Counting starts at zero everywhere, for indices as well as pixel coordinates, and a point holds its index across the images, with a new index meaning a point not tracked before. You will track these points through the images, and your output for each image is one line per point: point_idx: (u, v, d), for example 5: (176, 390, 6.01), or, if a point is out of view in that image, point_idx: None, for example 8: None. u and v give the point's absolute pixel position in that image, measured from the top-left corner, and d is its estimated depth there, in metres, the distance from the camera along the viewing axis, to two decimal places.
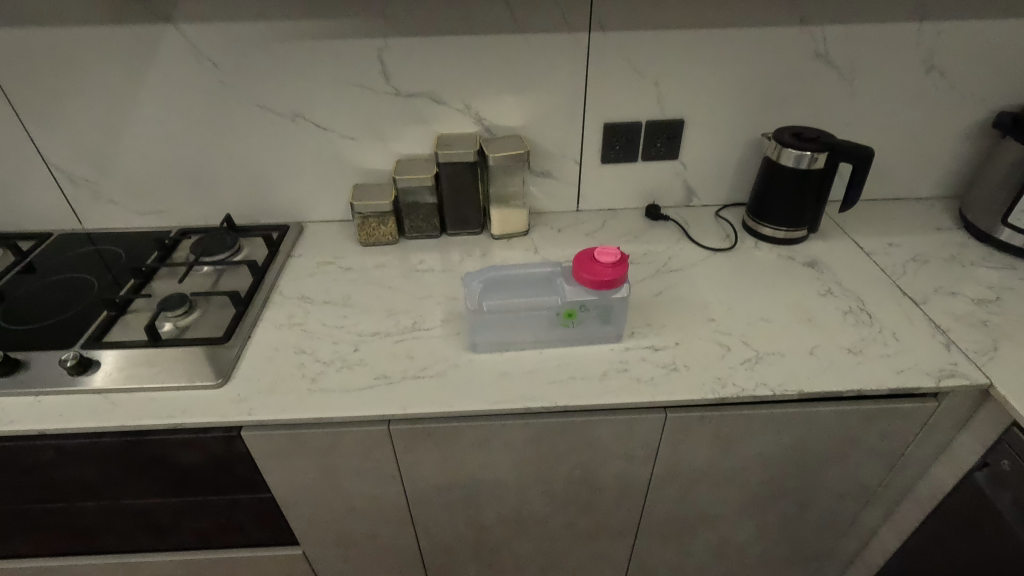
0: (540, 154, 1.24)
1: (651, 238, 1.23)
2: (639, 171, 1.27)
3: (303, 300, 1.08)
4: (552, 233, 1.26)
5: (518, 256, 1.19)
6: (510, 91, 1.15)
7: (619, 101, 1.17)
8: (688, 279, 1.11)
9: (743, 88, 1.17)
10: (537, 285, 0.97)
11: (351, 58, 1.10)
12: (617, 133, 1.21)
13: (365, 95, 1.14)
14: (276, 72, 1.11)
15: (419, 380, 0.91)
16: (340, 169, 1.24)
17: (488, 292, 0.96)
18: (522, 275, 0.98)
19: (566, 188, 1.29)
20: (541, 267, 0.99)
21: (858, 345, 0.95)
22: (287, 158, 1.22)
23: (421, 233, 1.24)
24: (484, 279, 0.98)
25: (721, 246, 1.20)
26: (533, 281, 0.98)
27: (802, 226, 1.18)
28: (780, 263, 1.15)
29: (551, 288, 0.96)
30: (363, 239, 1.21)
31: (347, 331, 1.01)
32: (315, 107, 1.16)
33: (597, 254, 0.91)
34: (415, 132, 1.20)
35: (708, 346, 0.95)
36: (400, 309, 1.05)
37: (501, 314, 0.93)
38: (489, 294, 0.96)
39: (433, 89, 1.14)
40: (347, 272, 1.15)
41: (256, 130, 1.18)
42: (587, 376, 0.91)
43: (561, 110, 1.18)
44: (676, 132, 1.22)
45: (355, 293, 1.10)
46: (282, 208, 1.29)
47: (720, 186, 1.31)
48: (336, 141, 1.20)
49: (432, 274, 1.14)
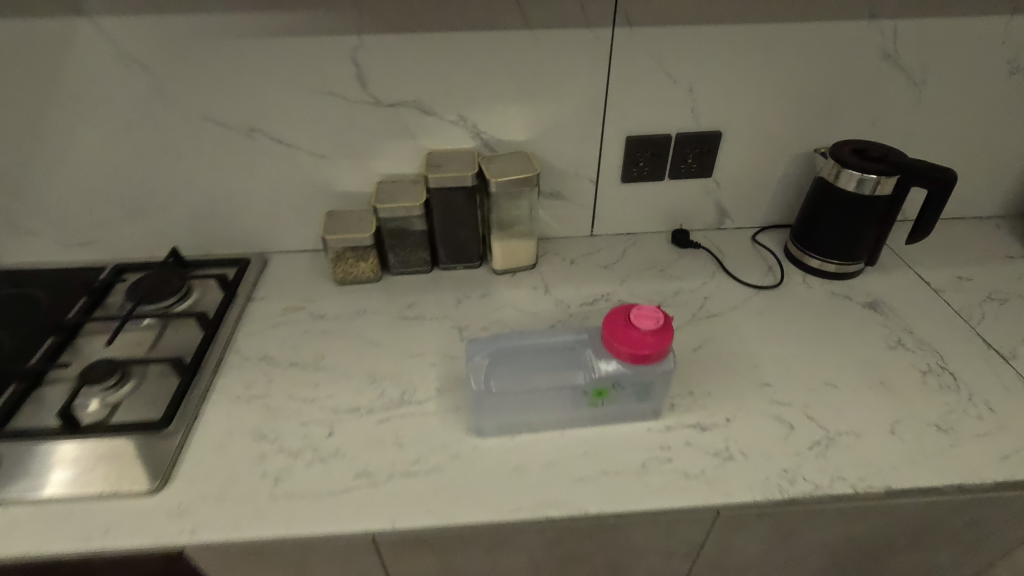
0: (550, 173, 1.04)
1: (681, 272, 1.05)
2: (665, 191, 1.08)
3: (264, 363, 0.88)
4: (563, 265, 1.07)
5: (525, 297, 1.00)
6: (514, 98, 0.95)
7: (645, 110, 0.97)
8: (732, 329, 0.93)
9: (793, 95, 0.98)
10: (558, 361, 0.77)
11: (319, 59, 0.88)
12: (643, 147, 1.01)
13: (336, 104, 0.93)
14: (222, 76, 0.89)
15: (411, 479, 0.72)
16: (309, 193, 1.03)
17: (497, 368, 0.77)
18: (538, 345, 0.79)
19: (579, 211, 1.10)
20: (564, 335, 0.79)
21: (946, 421, 0.78)
22: (244, 180, 1.01)
23: (409, 268, 1.04)
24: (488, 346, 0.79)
25: (764, 282, 1.02)
26: (552, 353, 0.78)
27: (858, 260, 1.00)
28: (835, 305, 0.97)
29: (576, 363, 0.76)
30: (340, 277, 1.01)
31: (319, 407, 0.81)
32: (276, 119, 0.94)
33: (633, 317, 0.72)
34: (399, 149, 0.99)
35: (766, 424, 0.78)
36: (386, 373, 0.86)
37: (513, 395, 0.74)
38: (495, 366, 0.77)
39: (420, 97, 0.93)
40: (320, 321, 0.95)
41: (203, 147, 0.96)
42: (622, 471, 0.73)
43: (575, 122, 0.98)
44: (711, 146, 1.02)
45: (330, 351, 0.90)
46: (240, 238, 1.08)
47: (758, 206, 1.12)
48: (303, 160, 0.99)
49: (424, 323, 0.94)
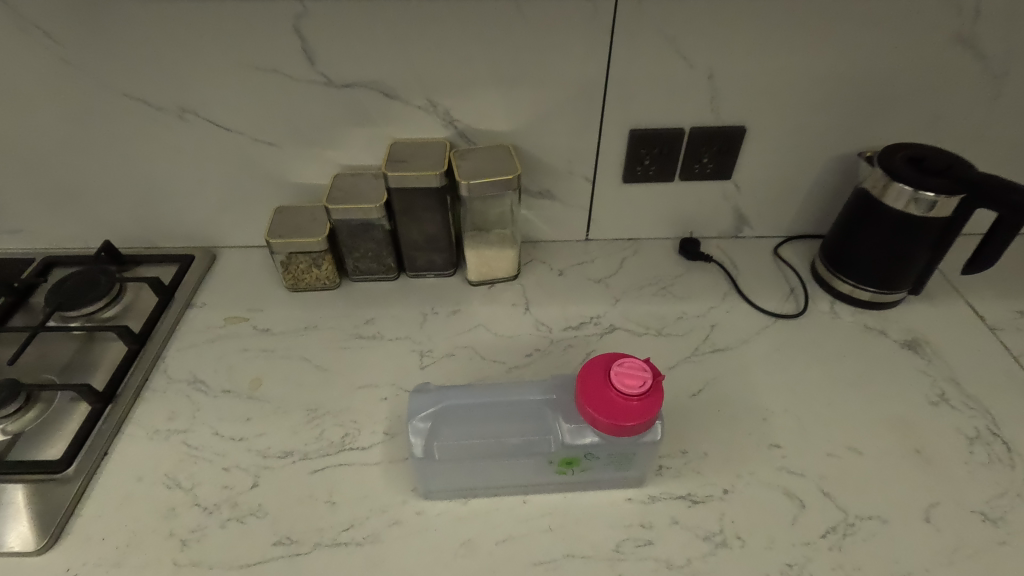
0: (538, 169, 0.88)
1: (686, 291, 0.90)
2: (674, 194, 0.92)
3: (192, 388, 0.76)
4: (550, 277, 0.92)
5: (501, 316, 0.86)
6: (494, 82, 0.78)
7: (653, 99, 0.80)
8: (739, 369, 0.78)
9: (836, 86, 0.80)
10: (519, 422, 0.65)
11: (255, 29, 0.73)
12: (649, 143, 0.84)
13: (281, 85, 0.78)
14: (139, 46, 0.74)
15: (340, 551, 0.61)
16: (257, 185, 0.89)
17: (443, 429, 0.65)
18: (499, 401, 0.67)
19: (572, 213, 0.94)
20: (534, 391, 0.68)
21: (996, 508, 0.64)
22: (180, 169, 0.86)
23: (371, 275, 0.90)
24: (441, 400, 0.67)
25: (784, 309, 0.87)
26: (514, 412, 0.66)
27: (899, 288, 0.84)
28: (867, 342, 0.82)
29: (541, 426, 0.64)
30: (291, 283, 0.88)
31: (246, 449, 0.70)
32: (210, 99, 0.79)
33: (614, 375, 0.58)
34: (359, 137, 0.84)
35: (772, 501, 0.65)
36: (329, 408, 0.74)
37: (462, 461, 0.63)
38: (445, 425, 0.65)
39: (380, 78, 0.77)
40: (263, 336, 0.83)
41: (129, 130, 0.82)
42: (592, 556, 0.60)
43: (568, 111, 0.81)
44: (732, 144, 0.85)
45: (269, 375, 0.78)
46: (183, 232, 0.94)
47: (784, 214, 0.95)
48: (247, 147, 0.84)
49: (381, 346, 0.82)
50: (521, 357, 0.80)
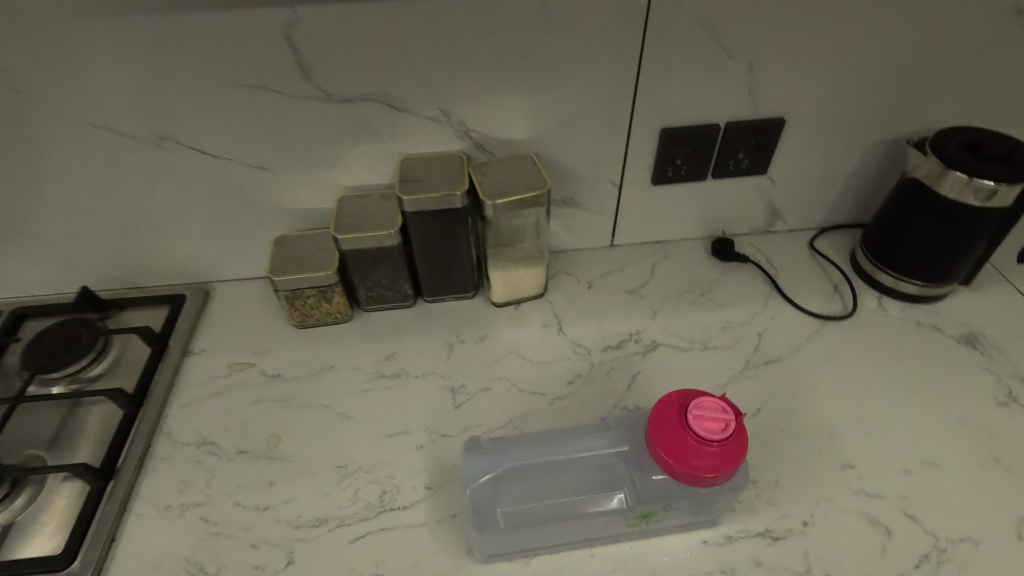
0: (561, 175, 0.80)
1: (727, 297, 0.84)
2: (706, 192, 0.86)
3: (203, 452, 0.68)
4: (579, 290, 0.86)
5: (534, 340, 0.79)
6: (514, 86, 0.70)
7: (687, 95, 0.74)
8: (797, 381, 0.73)
9: (883, 69, 0.74)
10: (586, 477, 0.63)
11: (242, 43, 0.63)
12: (682, 142, 0.78)
13: (273, 104, 0.69)
14: (105, 69, 0.64)
15: None
16: (250, 213, 0.79)
17: (503, 494, 0.63)
18: (556, 459, 0.65)
19: (597, 219, 0.87)
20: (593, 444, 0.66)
21: None
22: (160, 202, 0.76)
23: (385, 303, 0.82)
24: (496, 465, 0.65)
25: (831, 310, 0.82)
26: (578, 466, 0.64)
27: (952, 280, 0.79)
28: (923, 340, 0.78)
29: (612, 480, 0.62)
30: (299, 320, 0.80)
31: (274, 520, 0.62)
32: (192, 123, 0.69)
33: (694, 420, 0.52)
34: (364, 155, 0.75)
35: (855, 530, 0.60)
36: (361, 463, 0.67)
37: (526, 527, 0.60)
38: (504, 491, 0.63)
39: (386, 89, 0.69)
40: (275, 384, 0.75)
41: (98, 163, 0.71)
42: None
43: (594, 113, 0.74)
44: (769, 137, 0.79)
45: (288, 430, 0.70)
46: (169, 270, 0.84)
47: (820, 205, 0.90)
48: (237, 174, 0.75)
49: (408, 384, 0.74)
50: (563, 386, 0.73)
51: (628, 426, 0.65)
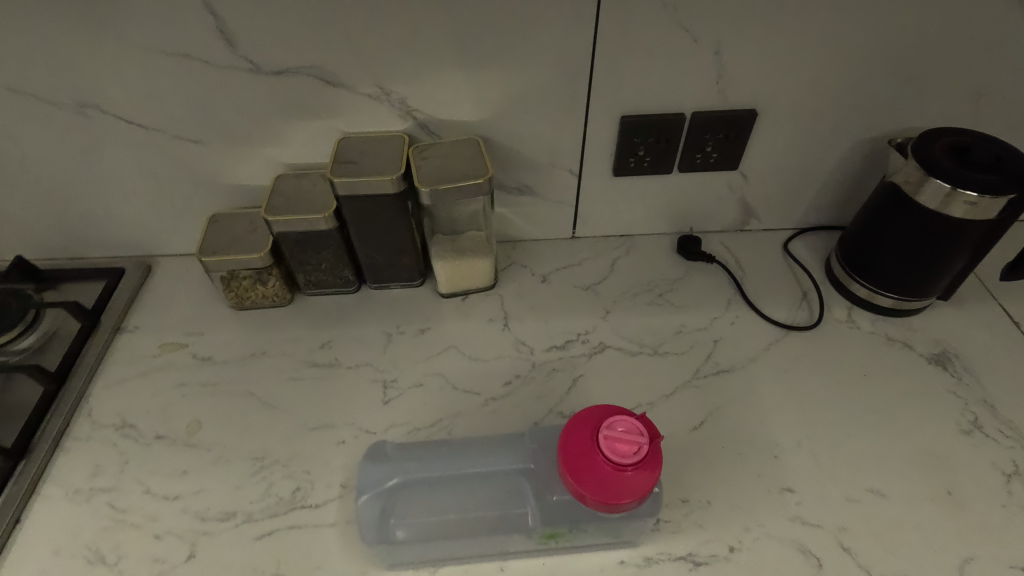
0: (515, 162, 0.75)
1: (686, 299, 0.79)
2: (672, 186, 0.80)
3: (120, 435, 0.66)
4: (532, 284, 0.81)
5: (476, 336, 0.76)
6: (458, 64, 0.65)
7: (648, 81, 0.68)
8: (747, 395, 0.69)
9: (867, 60, 0.67)
10: (497, 489, 0.61)
11: (159, 5, 0.59)
12: (644, 131, 0.72)
13: (199, 73, 0.64)
14: (17, 31, 0.60)
15: None
16: (186, 188, 0.75)
17: (405, 504, 0.60)
18: (466, 470, 0.63)
19: (555, 209, 0.82)
20: (508, 457, 0.64)
21: None
22: (91, 173, 0.73)
23: (326, 288, 0.79)
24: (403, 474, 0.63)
25: (796, 319, 0.77)
26: (490, 476, 0.62)
27: (927, 295, 0.74)
28: (890, 357, 0.73)
29: (519, 495, 0.60)
30: (236, 301, 0.77)
31: (181, 511, 0.61)
32: (115, 91, 0.65)
33: (606, 442, 0.49)
34: (302, 132, 0.71)
35: (784, 560, 0.57)
36: (278, 456, 0.64)
37: (423, 540, 0.58)
38: (409, 501, 0.61)
39: (319, 63, 0.64)
40: (203, 367, 0.73)
41: (21, 129, 0.68)
42: None
43: (547, 97, 0.69)
44: (740, 130, 0.73)
45: (210, 416, 0.68)
46: (107, 242, 0.82)
47: (797, 205, 0.84)
48: (168, 146, 0.71)
49: (338, 376, 0.71)
50: (499, 386, 0.70)
51: (539, 441, 0.64)
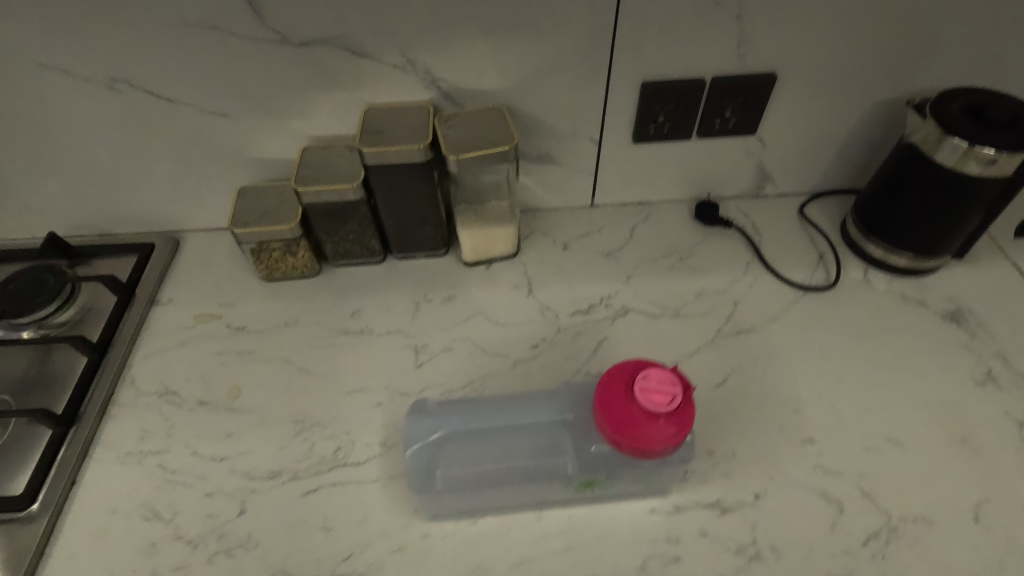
0: (537, 129, 0.76)
1: (705, 263, 0.81)
2: (690, 152, 0.81)
3: (164, 401, 0.69)
4: (553, 251, 0.83)
5: (501, 302, 0.78)
6: (483, 33, 0.66)
7: (669, 46, 0.68)
8: (767, 352, 0.71)
9: (886, 20, 0.68)
10: (535, 441, 0.64)
11: None
12: (664, 97, 0.73)
13: (228, 46, 0.65)
14: (48, 5, 0.61)
15: None
16: (214, 163, 0.77)
17: (446, 455, 0.63)
18: (504, 425, 0.66)
19: (576, 177, 0.83)
20: (543, 412, 0.66)
21: None
22: (120, 148, 0.74)
23: (353, 259, 0.81)
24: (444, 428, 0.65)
25: (813, 280, 0.79)
26: (527, 430, 0.65)
27: (941, 254, 0.75)
28: (905, 315, 0.75)
29: (557, 447, 0.63)
30: (266, 273, 0.79)
31: (229, 470, 0.63)
32: (144, 65, 0.66)
33: (639, 393, 0.51)
34: (328, 104, 0.72)
35: (808, 505, 0.60)
36: (318, 418, 0.67)
37: (465, 490, 0.60)
38: (450, 453, 0.63)
39: (345, 33, 0.65)
40: (239, 336, 0.75)
41: (53, 106, 0.69)
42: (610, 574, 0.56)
43: (570, 64, 0.69)
44: (759, 94, 0.74)
45: (249, 383, 0.70)
46: (137, 217, 0.83)
47: (813, 168, 0.85)
48: (196, 119, 0.72)
49: (371, 342, 0.74)
50: (527, 349, 0.72)
51: (574, 395, 0.66)
